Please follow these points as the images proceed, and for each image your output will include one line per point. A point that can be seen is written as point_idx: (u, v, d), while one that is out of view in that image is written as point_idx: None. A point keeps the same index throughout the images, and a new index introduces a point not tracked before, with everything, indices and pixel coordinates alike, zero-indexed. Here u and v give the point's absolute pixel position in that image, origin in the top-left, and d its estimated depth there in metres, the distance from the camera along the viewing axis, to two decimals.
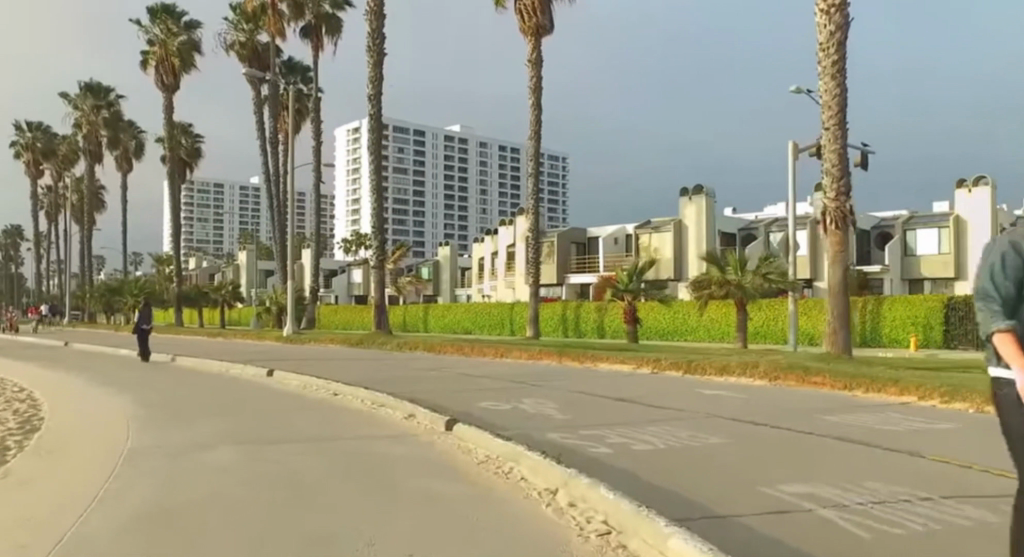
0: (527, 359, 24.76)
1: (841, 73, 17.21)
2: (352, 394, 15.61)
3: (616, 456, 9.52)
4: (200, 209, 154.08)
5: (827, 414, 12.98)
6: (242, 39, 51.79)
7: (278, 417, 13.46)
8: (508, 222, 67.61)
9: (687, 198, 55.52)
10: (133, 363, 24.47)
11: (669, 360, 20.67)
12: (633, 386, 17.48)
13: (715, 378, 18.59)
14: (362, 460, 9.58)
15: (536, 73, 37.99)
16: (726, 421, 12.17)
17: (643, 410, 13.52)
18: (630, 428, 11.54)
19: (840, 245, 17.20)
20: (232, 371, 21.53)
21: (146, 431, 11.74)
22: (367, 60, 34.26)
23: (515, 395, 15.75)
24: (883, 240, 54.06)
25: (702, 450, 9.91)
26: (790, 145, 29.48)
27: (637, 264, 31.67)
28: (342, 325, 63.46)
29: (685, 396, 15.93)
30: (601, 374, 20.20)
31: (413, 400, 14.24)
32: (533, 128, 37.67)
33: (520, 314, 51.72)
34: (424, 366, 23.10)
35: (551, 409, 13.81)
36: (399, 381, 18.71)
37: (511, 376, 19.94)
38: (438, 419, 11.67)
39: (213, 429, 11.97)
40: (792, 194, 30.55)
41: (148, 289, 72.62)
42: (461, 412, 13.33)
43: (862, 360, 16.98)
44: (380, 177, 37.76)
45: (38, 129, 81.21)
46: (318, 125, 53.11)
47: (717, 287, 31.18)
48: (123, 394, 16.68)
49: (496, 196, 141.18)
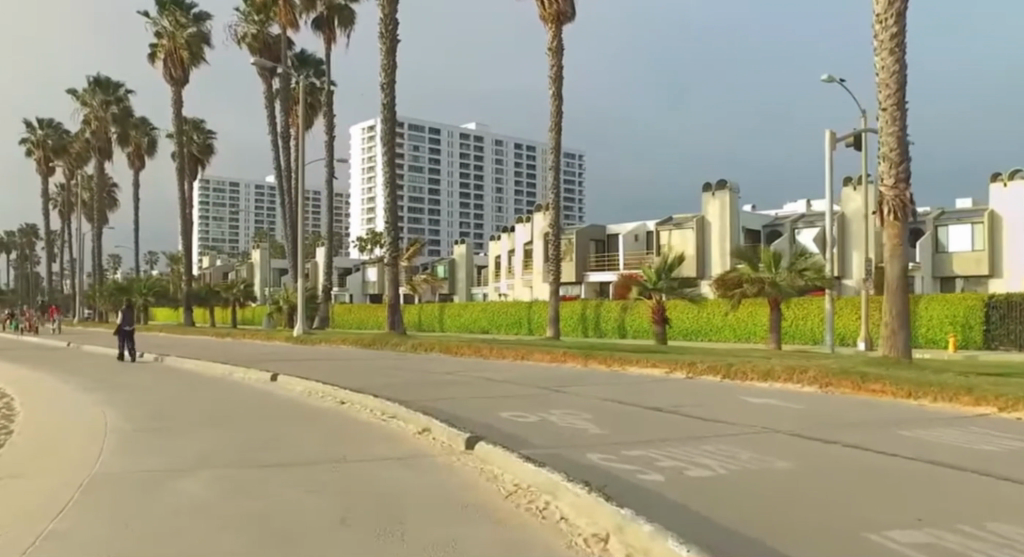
0: (549, 361, 23.23)
1: (900, 47, 15.59)
2: (361, 403, 14.11)
3: (667, 486, 7.98)
4: (215, 208, 153.17)
5: (898, 429, 11.34)
6: (253, 32, 50.54)
7: (274, 431, 11.99)
8: (525, 220, 65.97)
9: (710, 194, 53.96)
10: (130, 366, 23.03)
11: (705, 364, 19.09)
12: (670, 394, 15.93)
13: (759, 383, 17.00)
14: (366, 493, 8.05)
15: (557, 62, 36.49)
16: (787, 438, 10.56)
17: (688, 423, 11.91)
18: (679, 447, 9.96)
19: (898, 237, 15.59)
20: (233, 376, 20.05)
21: (124, 451, 10.28)
22: (380, 47, 32.82)
23: (539, 404, 14.17)
24: (913, 237, 52.13)
25: (772, 478, 8.34)
26: (828, 134, 28.09)
27: (666, 260, 29.98)
28: (355, 323, 62.24)
29: (728, 405, 14.32)
30: (631, 380, 18.66)
31: (427, 412, 12.77)
32: (552, 120, 36.14)
33: (538, 312, 50.18)
34: (440, 369, 21.56)
35: (583, 422, 12.22)
36: (410, 386, 17.17)
37: (535, 381, 18.46)
38: (456, 436, 10.15)
39: (198, 450, 10.47)
40: (829, 186, 29.00)
41: (161, 288, 71.62)
42: (481, 425, 11.80)
43: (921, 364, 15.35)
44: (393, 170, 36.20)
45: (49, 126, 80.36)
46: (331, 119, 51.76)
47: (749, 284, 29.41)
48: (112, 401, 15.26)
49: (512, 193, 139.46)
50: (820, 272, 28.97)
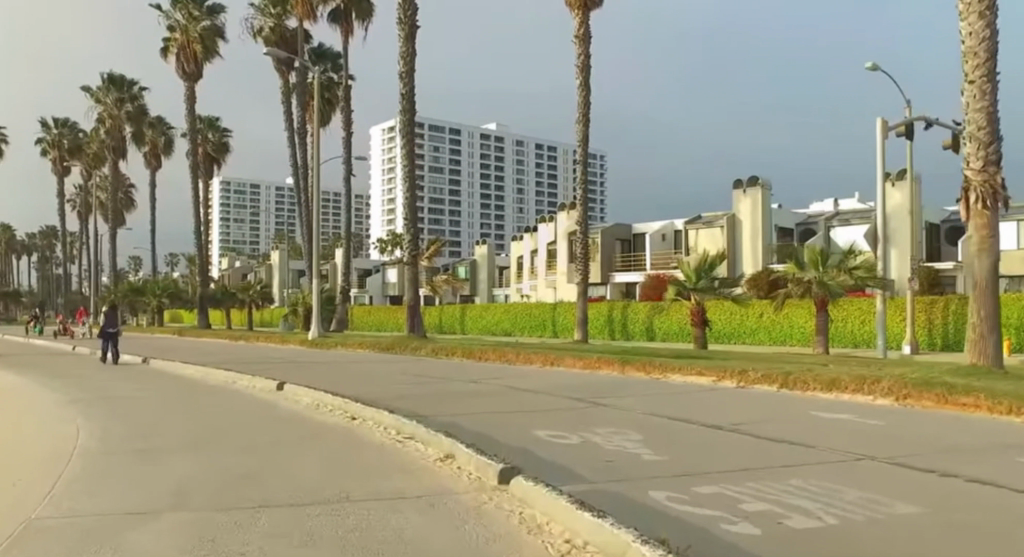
0: (582, 368, 21.32)
1: (991, 11, 13.76)
2: (373, 419, 12.31)
3: (766, 542, 6.12)
4: (235, 210, 152.30)
5: (1018, 455, 9.39)
6: (270, 25, 48.93)
7: (268, 455, 10.22)
8: (548, 219, 64.08)
9: (742, 191, 51.90)
10: (125, 372, 21.27)
11: (758, 372, 17.11)
12: (726, 408, 14.06)
13: (823, 395, 15.06)
14: (370, 547, 6.23)
15: (584, 50, 34.66)
16: (893, 470, 8.66)
17: (762, 446, 10.03)
18: (766, 485, 8.10)
19: (987, 228, 13.70)
20: (236, 385, 18.24)
21: (80, 486, 8.53)
22: (398, 33, 31.08)
23: (580, 421, 12.36)
24: (953, 234, 49.73)
25: (902, 529, 6.44)
26: (880, 121, 26.09)
27: (706, 258, 27.98)
28: (375, 326, 60.51)
29: (797, 422, 12.43)
30: (677, 389, 16.78)
31: (452, 431, 10.99)
32: (579, 111, 34.26)
33: (564, 314, 48.20)
34: (462, 377, 19.67)
35: (634, 444, 10.33)
36: (431, 398, 15.32)
37: (569, 391, 16.63)
38: (487, 467, 8.35)
39: (165, 483, 8.69)
40: (880, 175, 27.00)
41: (177, 288, 70.26)
42: (515, 449, 9.96)
43: (1017, 375, 13.36)
44: (411, 165, 34.34)
45: (65, 126, 79.45)
46: (349, 115, 50.13)
47: (795, 283, 27.67)
48: (93, 417, 13.52)
49: (533, 194, 137.30)
50: (871, 270, 26.79)
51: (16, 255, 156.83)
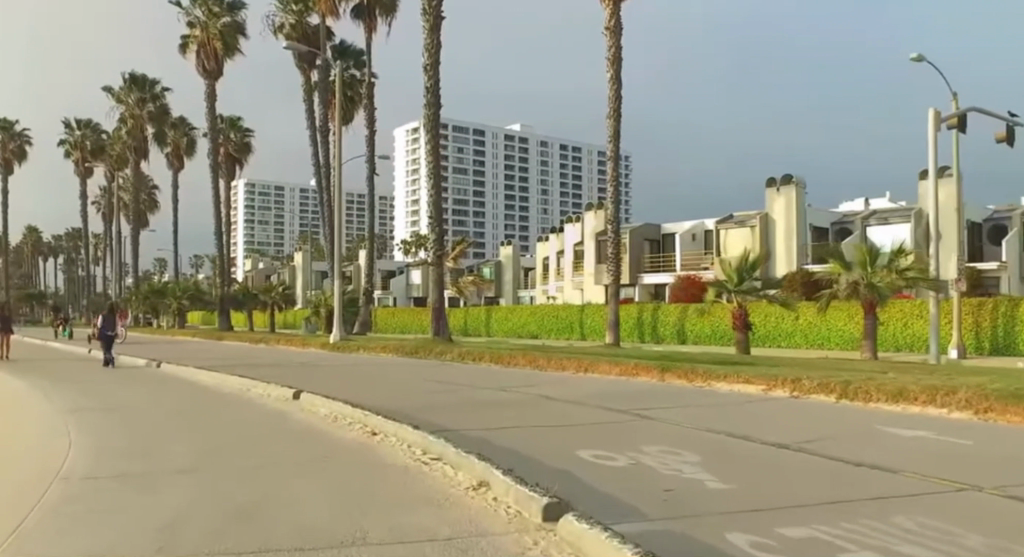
0: (617, 375, 19.99)
1: None
2: (395, 435, 11.09)
3: None
4: (260, 212, 152.06)
5: None
6: (292, 21, 47.92)
7: (274, 483, 8.97)
8: (575, 219, 62.73)
9: (774, 189, 50.27)
10: (135, 377, 20.18)
11: (813, 381, 15.71)
12: (783, 421, 12.76)
13: (890, 407, 13.66)
14: None
15: (615, 43, 33.31)
16: (1006, 505, 7.32)
17: (842, 472, 8.68)
18: (862, 525, 6.77)
19: None
20: (251, 393, 17.12)
21: (52, 527, 7.32)
22: (423, 24, 29.89)
23: (624, 438, 11.10)
24: (996, 233, 47.89)
25: None
26: (932, 112, 24.57)
27: (747, 257, 26.52)
28: (399, 328, 59.40)
29: (868, 440, 11.09)
30: (723, 399, 15.46)
31: (483, 451, 9.74)
32: (611, 104, 32.92)
33: (592, 316, 46.82)
34: (490, 384, 18.39)
35: (693, 468, 9.04)
36: (459, 408, 14.04)
37: (608, 401, 15.36)
38: (529, 500, 7.08)
39: (147, 521, 7.44)
40: (931, 170, 25.51)
41: (198, 290, 69.49)
42: (556, 474, 8.70)
43: None
44: (436, 163, 33.08)
45: (88, 127, 79.07)
46: (372, 112, 48.98)
47: (840, 284, 26.25)
48: (88, 430, 12.38)
49: (558, 196, 136.03)
50: (924, 271, 25.23)
51: (42, 257, 157.21)
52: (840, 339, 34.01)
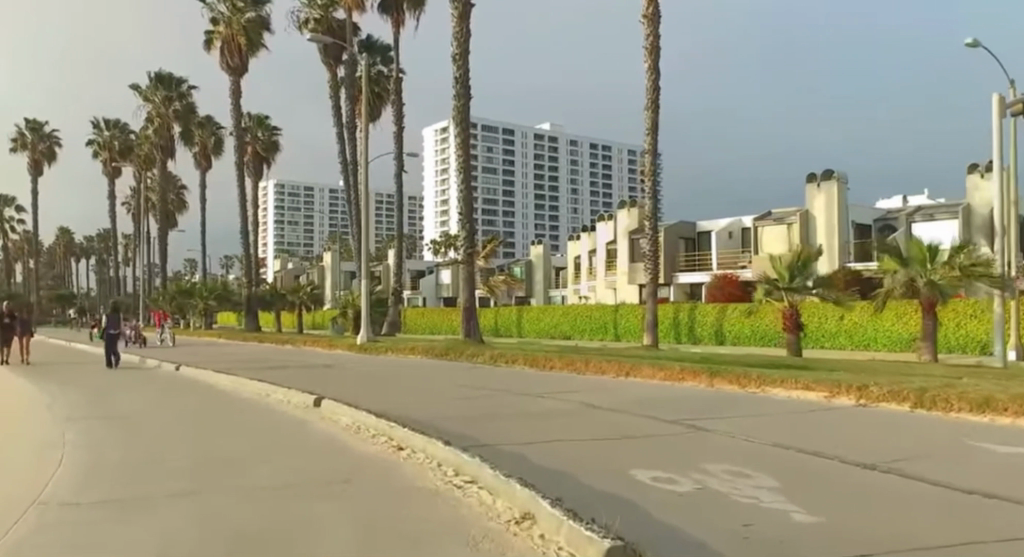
0: (661, 380, 18.62)
1: None
2: (423, 451, 9.82)
3: None
4: (289, 212, 151.71)
5: None
6: (317, 16, 46.81)
7: (282, 509, 7.71)
8: (607, 217, 61.27)
9: (815, 185, 48.52)
10: (151, 381, 19.10)
11: (883, 388, 14.25)
12: (857, 434, 11.36)
13: (974, 418, 12.22)
14: None
15: (652, 31, 31.88)
16: None
17: (954, 501, 7.29)
18: None
19: None
20: (270, 398, 15.96)
21: None
22: (452, 13, 28.65)
23: (685, 454, 9.73)
24: None
25: None
26: (997, 98, 22.96)
27: (798, 254, 25.01)
28: (429, 328, 58.27)
29: (965, 456, 9.68)
30: (783, 407, 14.06)
31: (521, 472, 8.42)
32: (648, 94, 31.50)
33: (626, 317, 45.42)
34: (527, 390, 17.08)
35: (775, 494, 7.69)
36: (494, 418, 12.77)
37: (657, 409, 14.01)
38: (587, 542, 5.78)
39: None
40: (994, 160, 23.88)
41: (225, 290, 68.74)
42: (612, 503, 7.37)
43: None
44: (465, 157, 31.79)
45: (116, 127, 78.81)
46: (400, 109, 47.83)
47: (894, 282, 24.72)
48: (83, 442, 11.20)
49: (588, 196, 134.48)
50: (988, 266, 23.65)
51: (75, 257, 157.71)
52: (888, 339, 32.39)
